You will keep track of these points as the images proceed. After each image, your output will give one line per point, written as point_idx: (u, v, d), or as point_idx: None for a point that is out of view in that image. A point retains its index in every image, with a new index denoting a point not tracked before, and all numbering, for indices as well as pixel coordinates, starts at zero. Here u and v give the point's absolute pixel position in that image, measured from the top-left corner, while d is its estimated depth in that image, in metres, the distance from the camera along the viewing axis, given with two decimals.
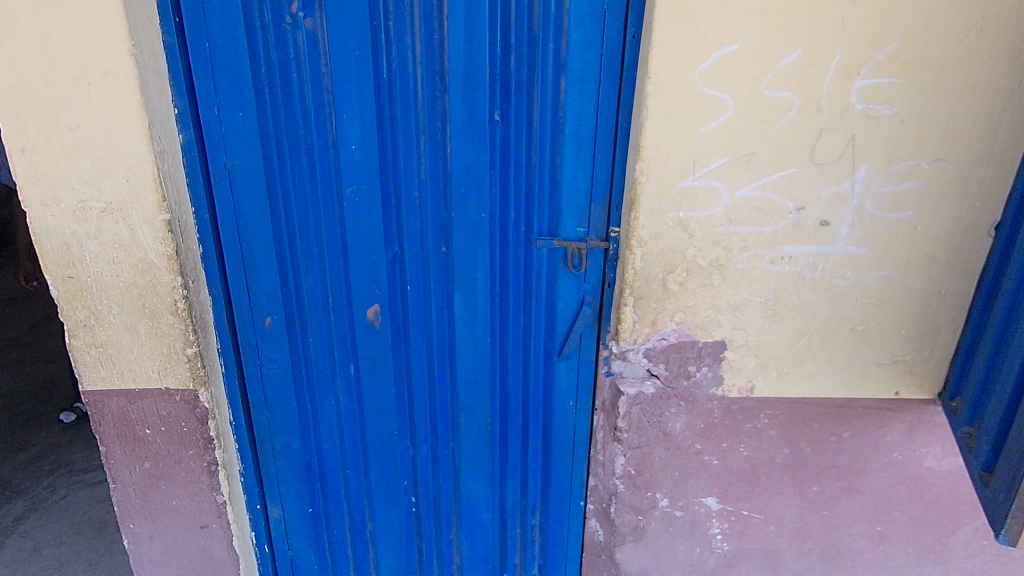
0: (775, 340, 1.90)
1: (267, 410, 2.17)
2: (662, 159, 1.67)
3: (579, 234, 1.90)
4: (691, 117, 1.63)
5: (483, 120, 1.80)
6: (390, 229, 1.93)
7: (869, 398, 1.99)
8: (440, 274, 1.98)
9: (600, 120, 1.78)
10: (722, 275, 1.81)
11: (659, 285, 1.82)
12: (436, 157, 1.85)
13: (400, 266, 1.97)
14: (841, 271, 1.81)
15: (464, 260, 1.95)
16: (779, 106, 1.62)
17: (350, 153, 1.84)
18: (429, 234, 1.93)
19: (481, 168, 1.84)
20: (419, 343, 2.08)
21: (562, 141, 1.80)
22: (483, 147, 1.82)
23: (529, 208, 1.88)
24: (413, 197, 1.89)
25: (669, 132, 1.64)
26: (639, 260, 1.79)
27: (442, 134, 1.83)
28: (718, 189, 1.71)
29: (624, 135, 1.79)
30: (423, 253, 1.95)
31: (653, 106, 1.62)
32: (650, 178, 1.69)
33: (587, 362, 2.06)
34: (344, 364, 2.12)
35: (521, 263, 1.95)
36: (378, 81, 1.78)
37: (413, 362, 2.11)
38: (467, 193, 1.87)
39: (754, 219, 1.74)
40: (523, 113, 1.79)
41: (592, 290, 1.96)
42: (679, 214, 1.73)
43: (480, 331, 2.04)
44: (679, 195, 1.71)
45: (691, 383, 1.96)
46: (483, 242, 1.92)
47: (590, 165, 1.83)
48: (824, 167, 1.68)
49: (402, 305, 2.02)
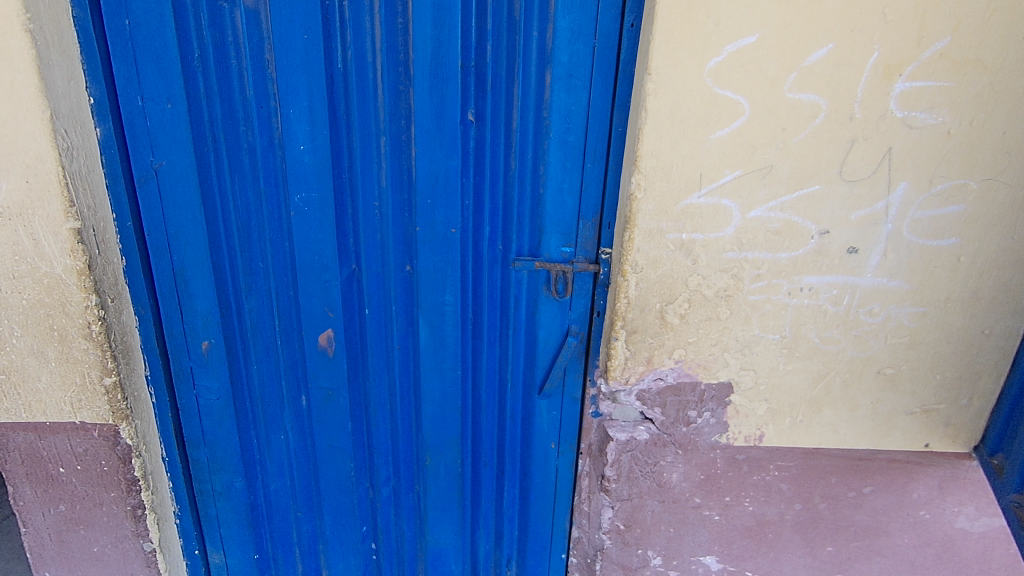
0: (789, 383, 1.63)
1: (206, 445, 1.90)
2: (662, 171, 1.40)
3: (565, 255, 1.64)
4: (699, 122, 1.36)
5: (454, 120, 1.53)
6: (345, 245, 1.66)
7: (894, 450, 1.72)
8: (402, 297, 1.72)
9: (591, 122, 1.52)
10: (730, 308, 1.54)
11: (656, 317, 1.55)
12: (398, 162, 1.58)
13: (357, 287, 1.71)
14: (868, 306, 1.55)
15: (432, 282, 1.68)
16: (803, 111, 1.36)
17: (298, 154, 1.57)
18: (391, 251, 1.66)
19: (451, 176, 1.58)
20: (379, 374, 1.81)
21: (546, 146, 1.54)
22: (454, 151, 1.56)
23: (506, 224, 1.62)
24: (371, 208, 1.62)
25: (672, 139, 1.38)
26: (633, 288, 1.52)
27: (405, 135, 1.56)
28: (729, 207, 1.44)
29: (619, 141, 1.53)
30: (384, 272, 1.69)
31: (653, 108, 1.35)
32: (648, 192, 1.42)
33: (571, 401, 1.80)
34: (294, 396, 1.86)
35: (496, 287, 1.69)
36: (330, 70, 1.50)
37: (372, 395, 1.84)
38: (435, 204, 1.60)
39: (770, 244, 1.48)
40: (500, 113, 1.53)
41: (578, 319, 1.70)
42: (681, 236, 1.47)
43: (449, 363, 1.77)
44: (682, 214, 1.45)
45: (690, 429, 1.69)
46: (453, 262, 1.65)
47: (579, 176, 1.56)
48: (853, 185, 1.42)
49: (360, 331, 1.76)
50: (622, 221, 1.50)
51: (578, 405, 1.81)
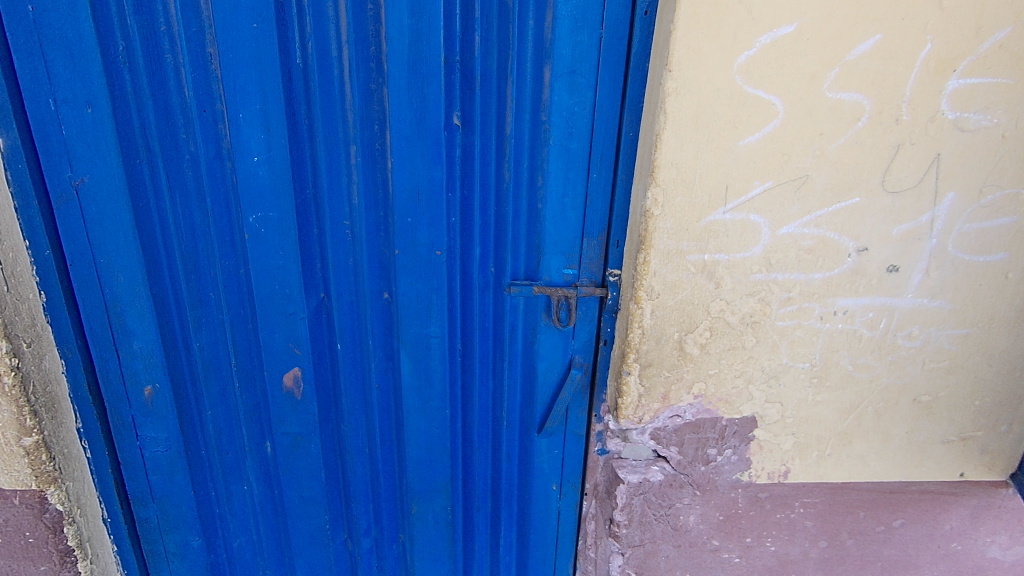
0: (818, 415, 1.47)
1: (154, 502, 1.64)
2: (683, 184, 1.21)
3: (567, 277, 1.43)
4: (725, 126, 1.17)
5: (437, 124, 1.30)
6: (312, 272, 1.42)
7: (928, 481, 1.58)
8: (380, 329, 1.48)
9: (597, 126, 1.31)
10: (756, 335, 1.36)
11: (674, 348, 1.36)
12: (372, 175, 1.35)
13: (327, 319, 1.47)
14: (907, 329, 1.38)
15: (414, 312, 1.46)
16: (844, 113, 1.17)
17: (251, 167, 1.32)
18: (365, 277, 1.42)
19: (434, 190, 1.35)
20: (355, 416, 1.58)
21: (545, 154, 1.33)
22: (437, 161, 1.33)
23: (499, 243, 1.41)
24: (341, 228, 1.39)
25: (695, 147, 1.18)
26: (648, 317, 1.32)
27: (379, 143, 1.33)
28: (758, 223, 1.26)
29: (628, 148, 1.33)
30: (358, 302, 1.45)
31: (673, 111, 1.15)
32: (666, 208, 1.23)
33: (573, 437, 1.60)
34: (257, 443, 1.61)
35: (489, 315, 1.47)
36: (287, 68, 1.26)
37: (348, 439, 1.61)
38: (416, 223, 1.38)
39: (802, 263, 1.30)
40: (490, 116, 1.31)
41: (582, 349, 1.50)
42: (703, 257, 1.28)
43: (436, 401, 1.55)
44: (705, 232, 1.25)
45: (710, 469, 1.51)
46: (438, 288, 1.43)
47: (583, 188, 1.36)
48: (896, 197, 1.25)
49: (331, 368, 1.52)
50: (634, 240, 1.30)
51: (582, 442, 1.61)
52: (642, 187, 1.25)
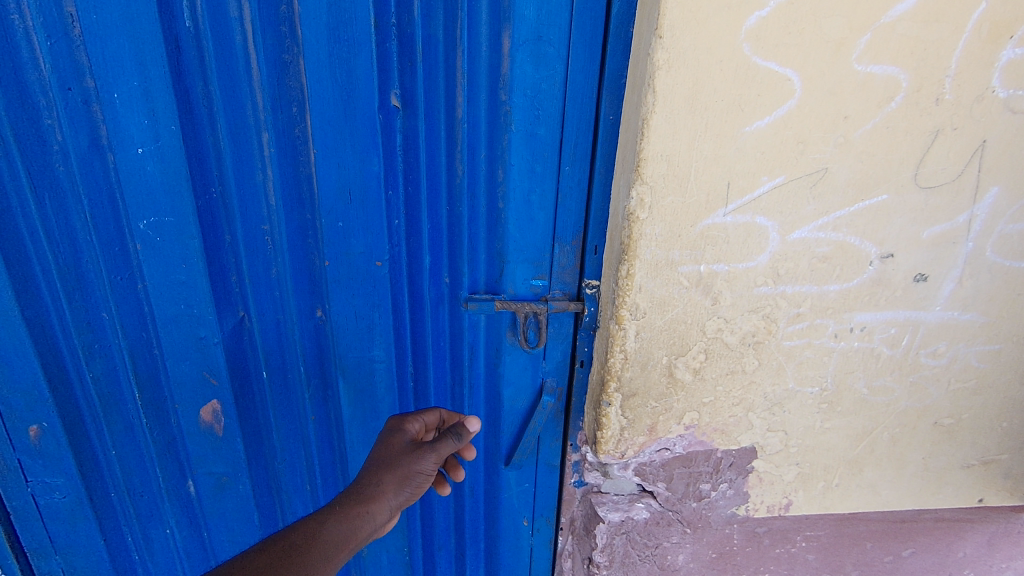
0: (826, 443, 1.27)
1: (57, 554, 1.40)
2: (675, 181, 0.98)
3: (535, 289, 1.21)
4: (729, 109, 0.93)
5: (369, 106, 1.05)
6: (226, 288, 1.17)
7: (943, 508, 1.41)
8: (311, 353, 1.26)
9: (569, 107, 1.07)
10: (758, 358, 1.15)
11: (663, 375, 1.14)
12: (291, 171, 1.09)
13: (250, 342, 1.23)
14: (932, 346, 1.18)
15: (353, 333, 1.23)
16: (874, 91, 0.94)
17: (135, 161, 1.04)
18: (290, 294, 1.18)
19: (370, 188, 1.11)
20: (291, 450, 1.36)
21: (506, 142, 1.09)
22: (373, 152, 1.08)
23: (453, 250, 1.17)
24: (259, 235, 1.13)
25: (690, 134, 0.94)
26: (632, 340, 1.10)
27: (300, 130, 1.07)
28: (765, 227, 1.03)
29: (607, 134, 1.08)
30: (284, 323, 1.21)
31: (665, 88, 0.91)
32: (654, 209, 0.99)
33: (545, 468, 1.40)
34: (176, 483, 1.37)
35: (443, 332, 1.25)
36: (172, 31, 0.97)
37: (284, 477, 1.39)
38: (349, 228, 1.14)
39: (816, 274, 1.08)
40: (437, 95, 1.05)
41: (554, 371, 1.29)
42: (699, 268, 1.05)
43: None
44: (701, 238, 1.03)
45: (702, 505, 1.32)
46: (380, 305, 1.21)
47: (553, 183, 1.12)
48: (930, 194, 1.03)
49: (257, 400, 1.29)
50: (615, 248, 1.07)
51: (556, 474, 1.41)
52: (625, 185, 1.02)
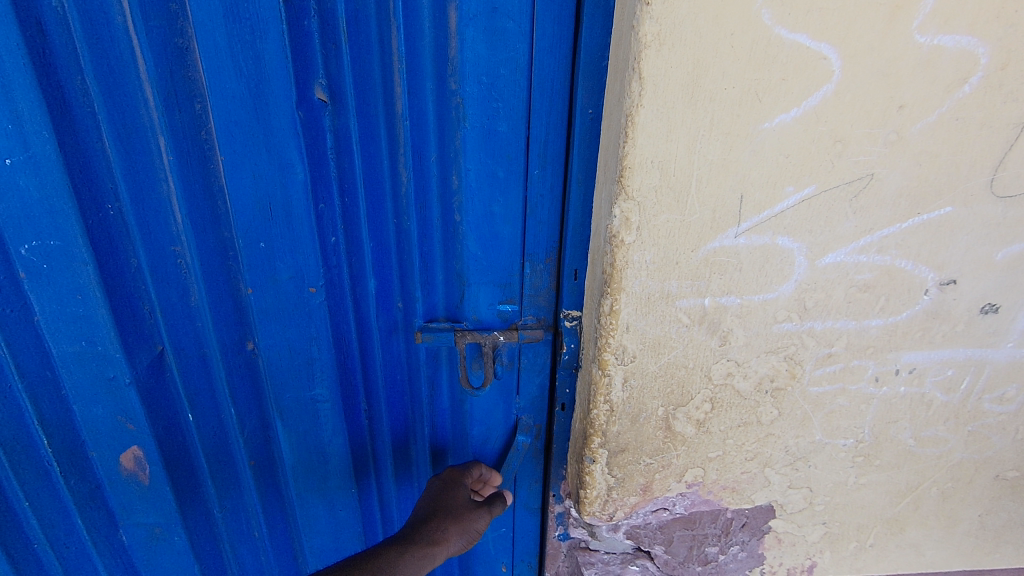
0: (861, 501, 1.05)
1: None
2: (670, 192, 0.75)
3: (503, 314, 1.04)
4: (742, 98, 0.70)
5: (286, 102, 0.84)
6: (135, 322, 0.97)
7: (1000, 569, 1.18)
8: (241, 391, 1.08)
9: (535, 97, 0.87)
10: (778, 407, 0.93)
11: (659, 428, 0.92)
12: (198, 183, 0.89)
13: (172, 380, 1.04)
14: (999, 390, 0.94)
15: (288, 372, 1.08)
16: (940, 71, 0.70)
17: (3, 173, 0.83)
18: (211, 327, 0.99)
19: (295, 201, 0.91)
20: (233, 495, 1.20)
21: (457, 140, 0.90)
22: (293, 159, 0.88)
23: (402, 272, 1.00)
24: (168, 259, 0.93)
25: (688, 133, 0.71)
26: (619, 388, 0.88)
27: (205, 132, 0.86)
28: (789, 250, 0.80)
29: (583, 134, 0.88)
30: (210, 358, 1.03)
31: (655, 72, 0.67)
32: (644, 230, 0.77)
33: (525, 515, 1.21)
34: (104, 533, 1.19)
35: (400, 360, 1.09)
36: (30, 11, 0.74)
37: (228, 527, 1.22)
38: (273, 249, 0.95)
39: (854, 306, 0.85)
40: (370, 84, 0.85)
41: (528, 407, 1.12)
42: (703, 302, 0.82)
43: (336, 477, 1.21)
44: (706, 265, 0.80)
45: (710, 567, 1.14)
46: (317, 338, 1.04)
47: (519, 191, 0.93)
48: (1007, 206, 0.79)
49: (184, 447, 1.12)
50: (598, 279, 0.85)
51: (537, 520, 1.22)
52: (607, 199, 0.79)
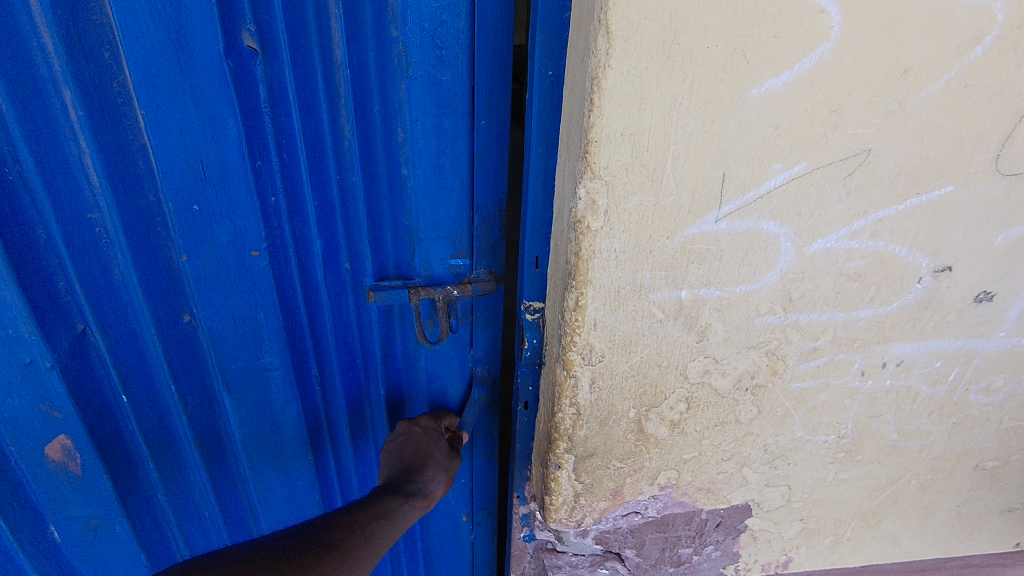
0: (840, 496, 1.00)
1: None
2: (644, 170, 0.64)
3: (455, 269, 0.99)
4: (726, 59, 0.59)
5: (212, 49, 0.74)
6: (49, 297, 0.82)
7: (973, 555, 1.16)
8: (179, 367, 0.95)
9: (479, 44, 0.81)
10: (759, 404, 0.85)
11: (630, 431, 0.84)
12: (111, 137, 0.75)
13: (99, 360, 0.90)
14: (987, 380, 0.89)
15: (231, 342, 0.97)
16: (951, 29, 0.60)
17: None
18: (141, 300, 0.86)
19: (230, 156, 0.81)
20: (179, 477, 1.07)
21: (401, 89, 0.83)
22: (225, 111, 0.78)
23: (348, 232, 0.91)
24: (85, 230, 0.79)
25: (663, 100, 0.61)
26: (585, 391, 0.79)
27: (117, 83, 0.73)
28: (775, 235, 0.71)
29: (540, 102, 0.72)
30: (141, 336, 0.90)
31: (625, 26, 0.56)
32: (613, 216, 0.67)
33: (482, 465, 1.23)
34: (32, 533, 1.03)
35: (350, 327, 1.01)
36: None
37: (176, 511, 1.10)
38: (208, 212, 0.85)
39: (843, 295, 0.77)
40: (304, 29, 0.75)
41: (483, 359, 1.11)
42: (677, 294, 0.73)
43: (291, 446, 1.11)
44: (683, 255, 0.70)
45: (683, 568, 1.08)
46: (263, 304, 0.94)
47: (466, 142, 0.88)
48: (1011, 185, 0.71)
49: (118, 433, 0.97)
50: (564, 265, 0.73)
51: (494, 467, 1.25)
52: (573, 177, 0.67)
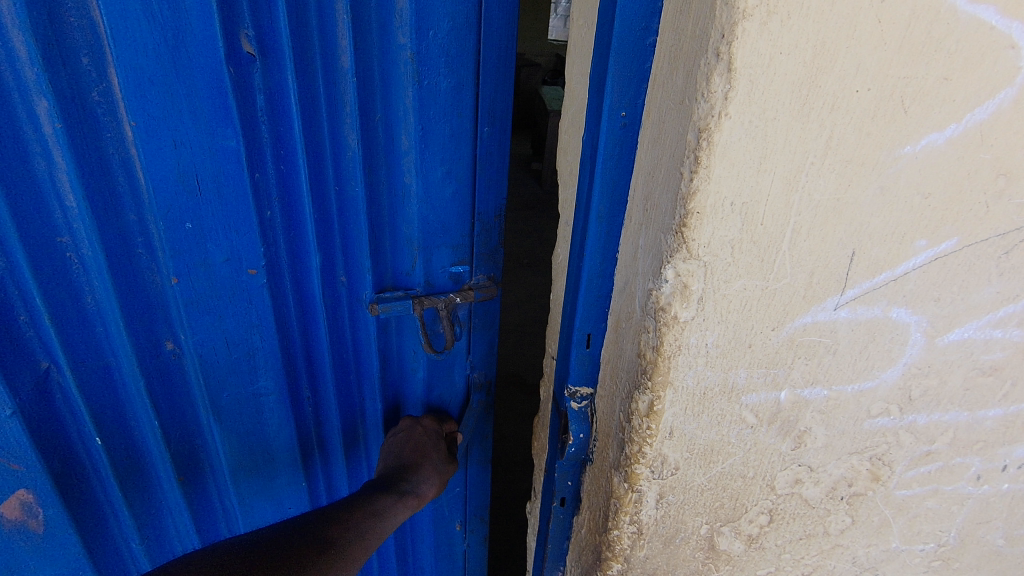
0: None
1: None
2: (765, 250, 0.49)
3: (451, 278, 0.81)
4: (886, 108, 0.44)
5: (208, 41, 0.57)
6: (1, 325, 0.63)
7: None
8: (161, 401, 0.76)
9: (486, 49, 0.68)
10: (853, 511, 0.70)
11: (701, 552, 0.69)
12: (79, 128, 0.58)
13: (57, 398, 0.70)
14: None
15: (219, 371, 0.77)
16: None
17: None
18: (114, 329, 0.68)
19: (234, 157, 0.63)
20: (157, 519, 0.85)
21: (406, 112, 0.68)
22: (221, 123, 0.61)
23: (347, 241, 0.74)
24: (52, 254, 0.62)
25: (795, 164, 0.46)
26: (651, 512, 0.63)
27: (98, 93, 0.57)
28: (907, 327, 0.56)
29: (607, 149, 0.56)
30: (116, 372, 0.72)
31: (753, 62, 0.41)
32: (708, 305, 0.51)
33: (472, 473, 1.03)
34: None
35: (354, 354, 0.83)
36: None
37: (153, 563, 0.87)
38: (207, 229, 0.67)
39: (972, 393, 0.61)
40: (293, 36, 0.61)
41: (479, 365, 0.92)
42: (785, 400, 0.58)
43: (284, 471, 0.89)
44: (797, 349, 0.55)
45: None
46: (261, 326, 0.75)
47: (469, 151, 0.73)
48: None
49: (78, 481, 0.77)
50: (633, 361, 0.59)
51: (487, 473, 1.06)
52: (655, 248, 0.52)
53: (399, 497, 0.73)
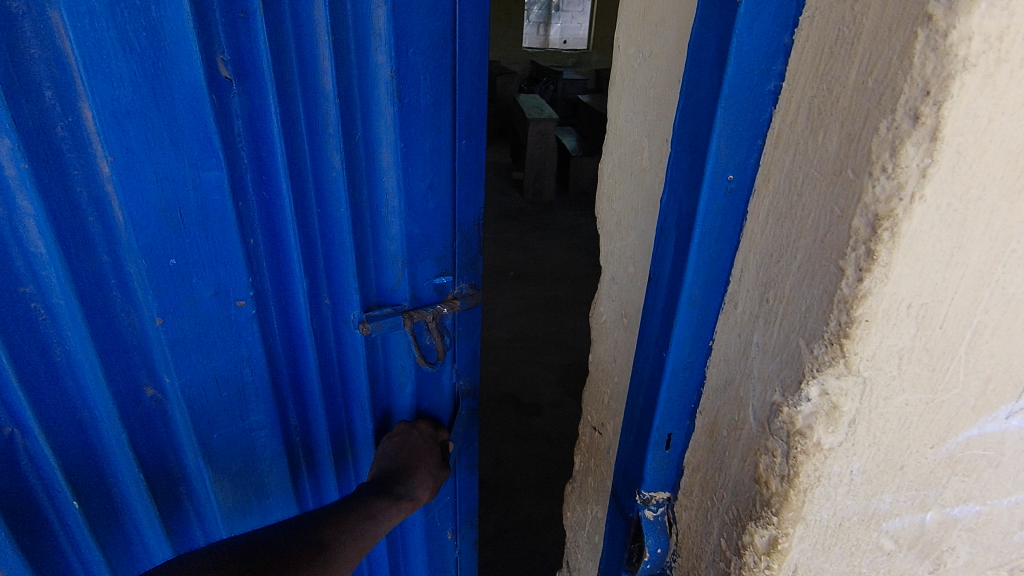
0: None
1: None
2: (984, 339, 0.78)
3: (439, 286, 1.50)
4: (1005, 198, 0.71)
5: (192, 104, 1.08)
6: (10, 306, 1.10)
7: None
8: (140, 437, 1.33)
9: (728, 152, 0.92)
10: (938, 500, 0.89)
11: (893, 535, 0.92)
12: (69, 223, 1.09)
13: (26, 462, 1.23)
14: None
15: (217, 403, 1.39)
16: None
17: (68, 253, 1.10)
18: (102, 380, 1.23)
19: (213, 222, 1.19)
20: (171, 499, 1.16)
21: (388, 114, 1.26)
22: (206, 153, 1.13)
23: (331, 260, 1.35)
24: None
25: (958, 270, 0.73)
26: (849, 490, 0.87)
27: (70, 133, 1.04)
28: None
29: (715, 206, 0.96)
30: (150, 355, 1.27)
31: (956, 133, 0.66)
32: (873, 400, 0.80)
33: (464, 475, 1.86)
34: None
35: (325, 327, 1.43)
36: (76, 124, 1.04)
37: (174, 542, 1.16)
38: (189, 271, 1.22)
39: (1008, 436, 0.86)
40: (315, 65, 1.17)
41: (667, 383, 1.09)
42: (962, 442, 0.85)
43: None
44: (925, 374, 0.79)
45: None
46: (248, 358, 1.37)
47: (702, 203, 0.95)
48: None
49: (51, 545, 1.34)
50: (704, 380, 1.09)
51: (472, 479, 1.89)
52: (721, 373, 1.03)
53: (385, 508, 1.34)
